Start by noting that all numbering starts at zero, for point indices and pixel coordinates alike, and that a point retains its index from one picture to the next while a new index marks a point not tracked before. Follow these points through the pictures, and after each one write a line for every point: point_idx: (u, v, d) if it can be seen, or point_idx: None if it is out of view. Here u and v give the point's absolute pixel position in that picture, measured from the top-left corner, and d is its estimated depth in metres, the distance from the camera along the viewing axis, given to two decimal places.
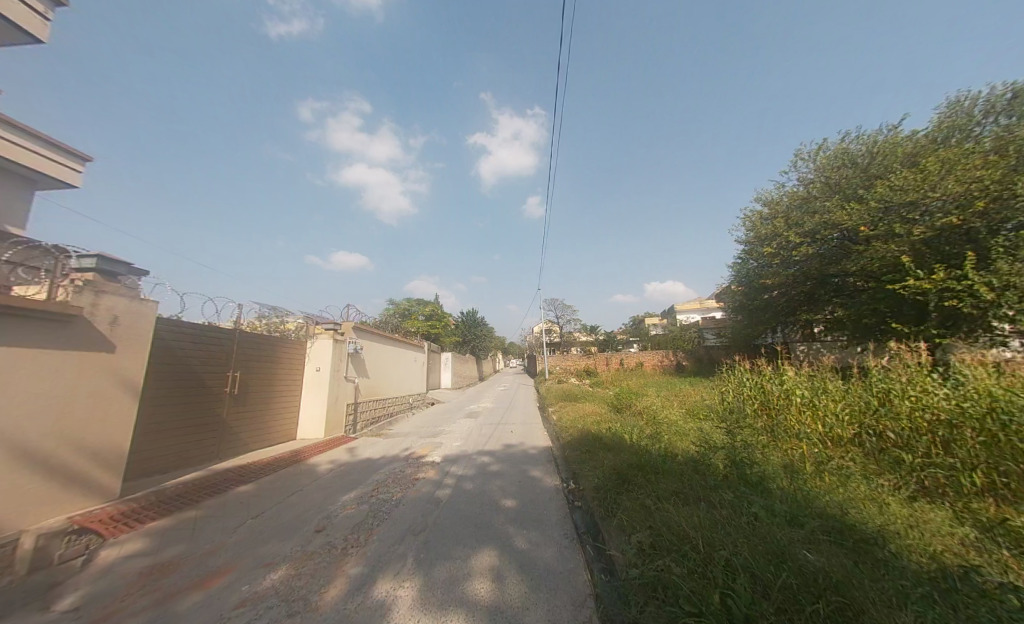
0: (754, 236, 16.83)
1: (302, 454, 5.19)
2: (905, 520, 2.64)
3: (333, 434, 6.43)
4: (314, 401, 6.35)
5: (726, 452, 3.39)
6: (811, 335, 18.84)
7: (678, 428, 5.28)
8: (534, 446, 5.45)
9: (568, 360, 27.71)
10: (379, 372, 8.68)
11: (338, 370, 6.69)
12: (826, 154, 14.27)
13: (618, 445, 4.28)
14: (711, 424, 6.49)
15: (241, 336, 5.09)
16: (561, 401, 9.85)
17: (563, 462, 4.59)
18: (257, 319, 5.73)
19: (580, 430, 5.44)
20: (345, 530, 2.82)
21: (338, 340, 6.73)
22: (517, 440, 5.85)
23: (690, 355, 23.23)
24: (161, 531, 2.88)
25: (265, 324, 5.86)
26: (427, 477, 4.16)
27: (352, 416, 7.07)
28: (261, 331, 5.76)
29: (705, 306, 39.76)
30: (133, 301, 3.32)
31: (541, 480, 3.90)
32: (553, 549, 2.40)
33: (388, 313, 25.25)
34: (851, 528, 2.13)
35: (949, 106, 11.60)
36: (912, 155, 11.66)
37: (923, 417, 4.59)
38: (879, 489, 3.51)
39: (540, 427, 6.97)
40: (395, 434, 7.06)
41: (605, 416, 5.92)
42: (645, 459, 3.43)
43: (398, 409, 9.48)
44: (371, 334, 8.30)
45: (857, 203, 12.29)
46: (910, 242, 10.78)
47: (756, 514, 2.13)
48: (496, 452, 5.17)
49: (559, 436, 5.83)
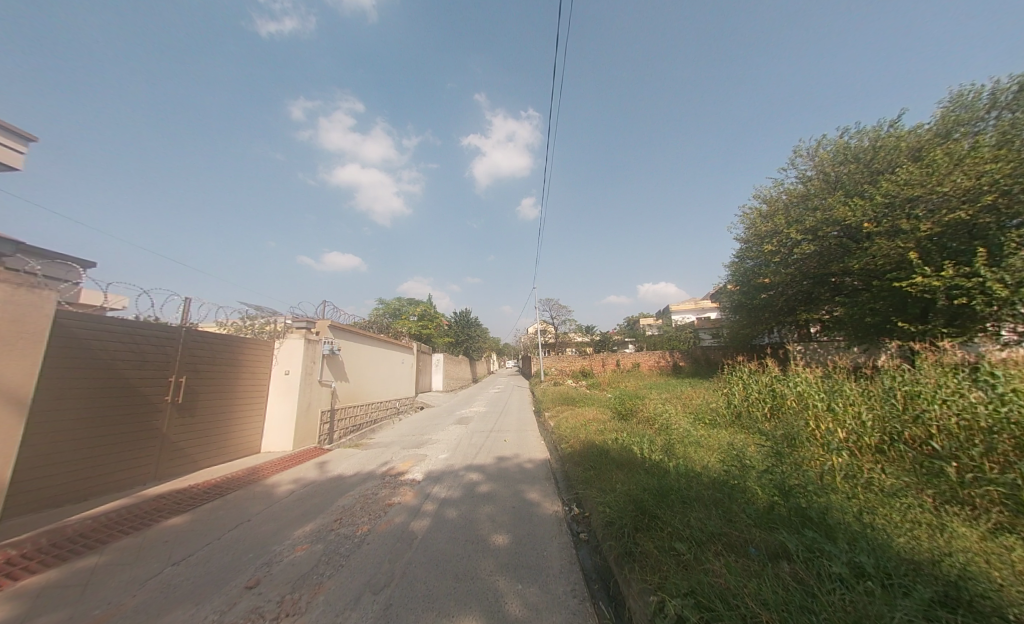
0: (753, 234, 16.45)
1: (261, 473, 4.48)
2: (996, 560, 2.07)
3: (303, 447, 5.70)
4: (282, 409, 5.62)
5: (760, 472, 2.81)
6: (808, 334, 18.60)
7: (690, 439, 4.69)
8: (529, 459, 4.84)
9: (563, 361, 27.18)
10: (360, 375, 7.96)
11: (311, 374, 5.99)
12: (826, 149, 13.93)
13: (626, 460, 3.71)
14: (723, 433, 5.96)
15: (186, 335, 4.37)
16: (557, 405, 9.22)
17: (564, 480, 3.97)
18: (242, 321, 5.58)
19: (582, 440, 4.83)
20: (286, 585, 2.16)
21: (311, 339, 6.03)
22: (511, 452, 5.20)
23: (687, 356, 22.79)
24: (41, 591, 2.15)
25: (251, 326, 5.67)
26: (403, 501, 3.51)
27: (327, 424, 6.35)
28: (245, 332, 5.58)
29: (701, 306, 39.40)
30: (20, 290, 2.60)
31: (539, 505, 3.27)
32: (558, 620, 1.77)
33: (377, 313, 24.40)
34: (969, 592, 1.54)
35: (953, 98, 11.24)
36: (916, 149, 11.32)
37: (964, 422, 4.07)
38: (936, 513, 2.97)
39: (536, 435, 6.34)
40: (375, 445, 6.36)
41: (610, 423, 5.32)
42: (664, 481, 2.83)
43: (383, 415, 8.78)
44: (351, 334, 7.61)
45: (860, 199, 11.94)
46: (916, 239, 10.38)
47: (844, 579, 1.52)
48: (487, 467, 4.54)
49: (559, 447, 5.20)
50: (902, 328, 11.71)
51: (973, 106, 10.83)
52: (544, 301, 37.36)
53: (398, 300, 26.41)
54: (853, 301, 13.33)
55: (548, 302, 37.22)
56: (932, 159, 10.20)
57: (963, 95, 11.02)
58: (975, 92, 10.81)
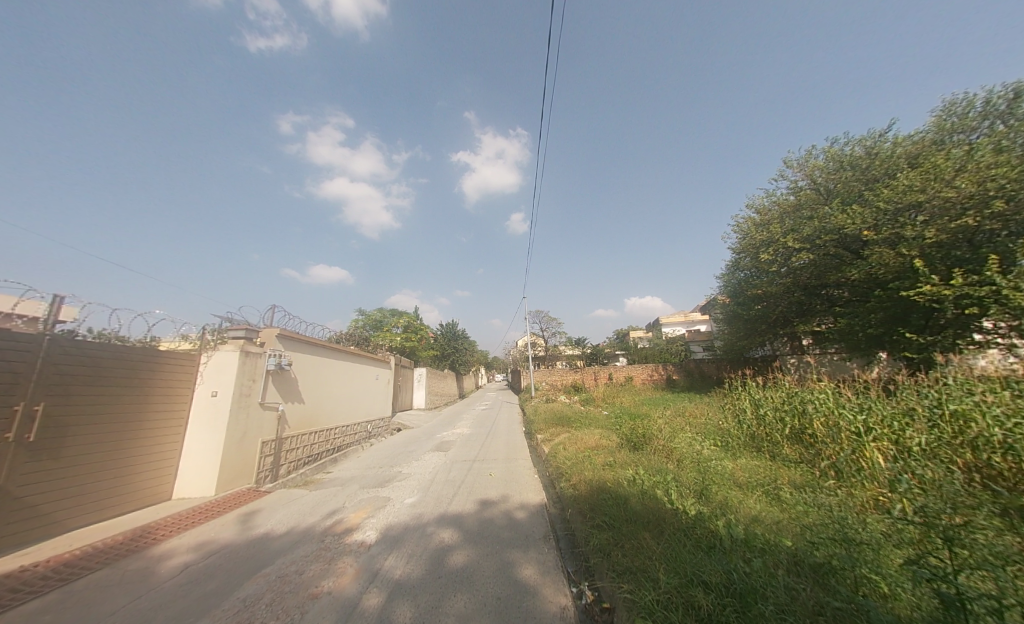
0: (747, 244, 16.12)
1: (150, 538, 3.23)
2: None
3: (232, 489, 4.45)
4: (203, 441, 4.38)
5: (882, 566, 1.84)
6: (801, 347, 18.20)
7: (721, 477, 3.75)
8: (521, 504, 3.76)
9: (553, 375, 26.11)
10: (321, 395, 6.75)
11: (249, 395, 4.81)
12: (818, 159, 13.82)
13: (654, 513, 2.71)
14: (751, 462, 5.06)
15: (53, 345, 3.20)
16: (550, 426, 8.16)
17: (568, 542, 2.90)
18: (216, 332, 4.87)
19: (587, 478, 3.79)
20: None
21: (251, 351, 4.88)
22: (498, 494, 4.10)
23: (679, 369, 22.09)
24: None
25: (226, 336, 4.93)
26: (338, 588, 2.38)
27: (269, 458, 5.10)
28: (200, 347, 4.68)
29: (691, 320, 39.09)
30: None
31: (536, 594, 2.20)
32: None
33: (358, 325, 23.10)
34: None
35: (945, 107, 11.19)
36: (912, 157, 11.14)
37: None
38: None
39: (528, 467, 5.26)
40: (329, 483, 5.13)
41: (620, 452, 4.32)
42: (732, 567, 1.84)
43: (348, 441, 7.52)
44: (309, 347, 6.45)
45: (858, 206, 11.67)
46: (920, 246, 9.96)
47: None
48: (465, 518, 3.45)
49: (557, 486, 4.15)
50: (907, 340, 11.21)
51: (965, 115, 10.79)
52: (533, 314, 36.58)
53: (380, 311, 25.11)
54: (852, 311, 12.84)
55: (538, 314, 36.49)
56: (932, 165, 9.97)
57: (953, 106, 11.03)
58: (966, 103, 10.81)
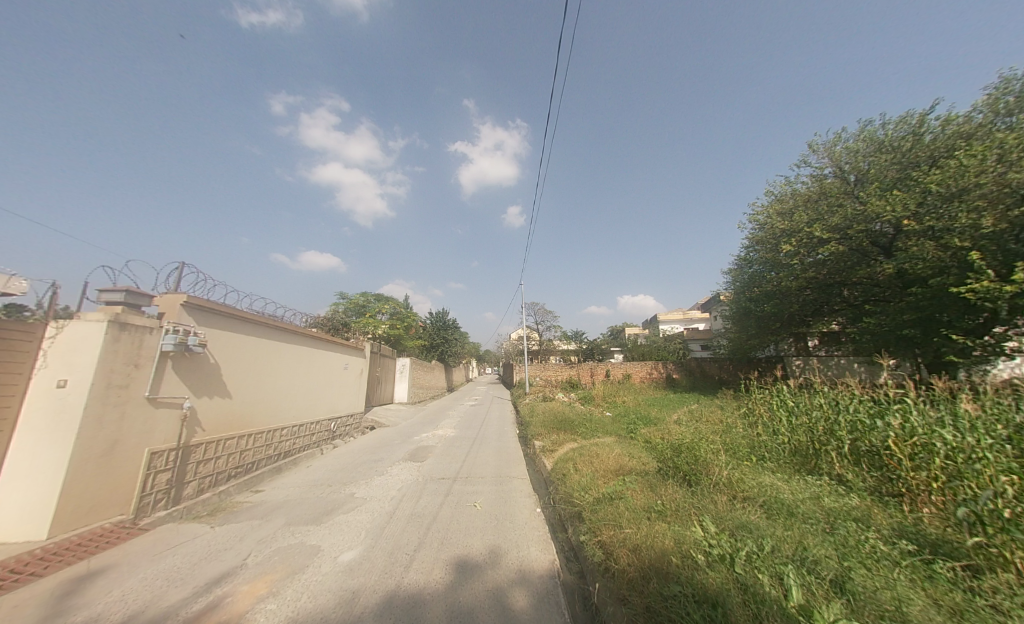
0: (763, 235, 14.86)
1: None
2: None
3: (84, 527, 2.97)
4: (39, 454, 2.87)
5: None
6: (807, 349, 17.37)
7: (831, 539, 2.37)
8: (519, 573, 2.39)
9: (547, 370, 24.80)
10: (258, 389, 5.24)
11: (125, 387, 3.29)
12: (847, 143, 12.57)
13: None
14: (829, 494, 3.71)
15: None
16: (550, 431, 6.87)
17: None
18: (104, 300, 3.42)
19: (623, 533, 2.39)
20: None
21: (131, 323, 3.34)
22: (483, 548, 2.70)
23: (680, 367, 20.90)
24: None
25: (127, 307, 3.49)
26: None
27: (159, 476, 3.60)
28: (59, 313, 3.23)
29: (690, 317, 38.04)
30: None
31: None
32: None
33: (340, 310, 21.54)
34: None
35: (1000, 84, 9.94)
36: (960, 138, 9.93)
37: None
38: None
39: (525, 496, 3.89)
40: (248, 513, 3.65)
41: (666, 490, 2.93)
42: None
43: (299, 446, 6.07)
44: (239, 326, 4.91)
45: (897, 192, 10.41)
46: (971, 238, 8.71)
47: None
48: (426, 610, 2.02)
49: (576, 538, 2.76)
50: (948, 341, 10.00)
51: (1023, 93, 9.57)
52: (529, 305, 35.26)
53: (364, 296, 23.35)
54: (879, 310, 11.70)
55: (533, 305, 35.23)
56: (987, 147, 8.77)
57: (1009, 83, 9.80)
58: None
